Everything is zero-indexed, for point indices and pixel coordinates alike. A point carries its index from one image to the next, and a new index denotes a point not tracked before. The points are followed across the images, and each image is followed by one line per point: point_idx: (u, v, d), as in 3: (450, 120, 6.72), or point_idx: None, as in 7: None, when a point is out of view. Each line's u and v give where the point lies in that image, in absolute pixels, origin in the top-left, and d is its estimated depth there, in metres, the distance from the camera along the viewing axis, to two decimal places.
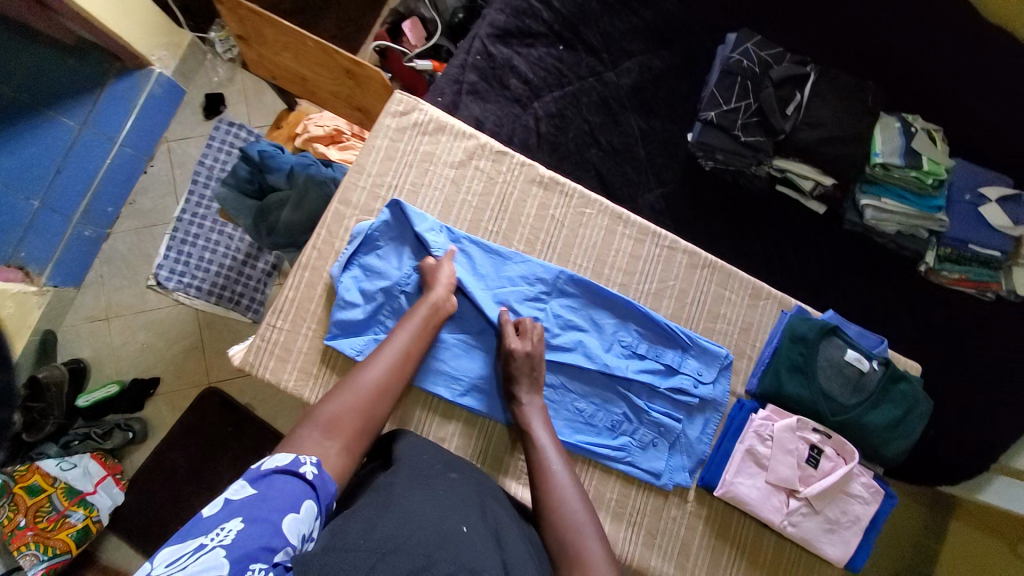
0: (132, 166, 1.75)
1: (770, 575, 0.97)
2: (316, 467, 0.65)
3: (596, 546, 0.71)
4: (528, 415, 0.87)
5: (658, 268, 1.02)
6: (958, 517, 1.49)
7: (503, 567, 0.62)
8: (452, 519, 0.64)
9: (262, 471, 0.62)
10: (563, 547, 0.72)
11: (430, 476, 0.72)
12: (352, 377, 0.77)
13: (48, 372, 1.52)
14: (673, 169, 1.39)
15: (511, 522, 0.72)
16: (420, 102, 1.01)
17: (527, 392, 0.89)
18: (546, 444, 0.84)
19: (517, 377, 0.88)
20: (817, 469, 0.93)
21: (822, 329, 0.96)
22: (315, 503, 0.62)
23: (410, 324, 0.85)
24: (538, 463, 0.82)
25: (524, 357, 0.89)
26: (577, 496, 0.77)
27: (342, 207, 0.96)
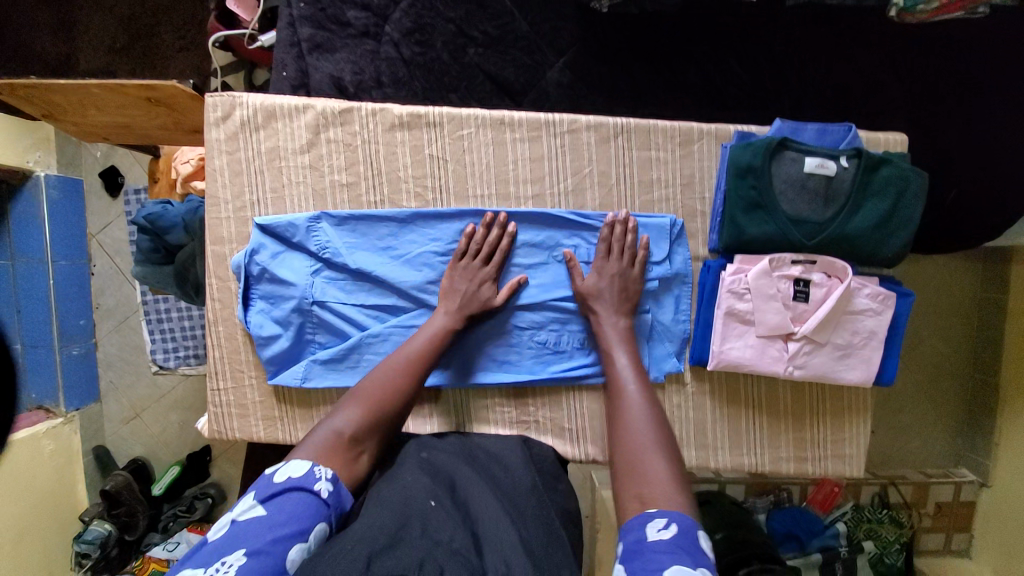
0: (78, 274, 1.74)
1: (797, 418, 0.93)
2: (331, 483, 0.64)
3: (662, 465, 0.66)
4: (607, 337, 0.83)
5: (568, 160, 0.87)
6: (1018, 263, 1.35)
7: (475, 536, 0.62)
8: (420, 496, 0.66)
9: (275, 487, 0.61)
10: (630, 465, 0.67)
11: (404, 460, 0.75)
12: (367, 380, 0.77)
13: (113, 481, 1.62)
14: (568, 27, 1.15)
15: (485, 483, 0.73)
16: (237, 95, 0.87)
17: (610, 312, 0.84)
18: (626, 365, 0.79)
19: (598, 299, 0.84)
20: (810, 301, 0.84)
21: (770, 147, 0.80)
22: (328, 525, 0.61)
23: (433, 330, 0.82)
24: (614, 383, 0.79)
25: (612, 280, 0.84)
26: (651, 417, 0.73)
27: (218, 247, 0.89)
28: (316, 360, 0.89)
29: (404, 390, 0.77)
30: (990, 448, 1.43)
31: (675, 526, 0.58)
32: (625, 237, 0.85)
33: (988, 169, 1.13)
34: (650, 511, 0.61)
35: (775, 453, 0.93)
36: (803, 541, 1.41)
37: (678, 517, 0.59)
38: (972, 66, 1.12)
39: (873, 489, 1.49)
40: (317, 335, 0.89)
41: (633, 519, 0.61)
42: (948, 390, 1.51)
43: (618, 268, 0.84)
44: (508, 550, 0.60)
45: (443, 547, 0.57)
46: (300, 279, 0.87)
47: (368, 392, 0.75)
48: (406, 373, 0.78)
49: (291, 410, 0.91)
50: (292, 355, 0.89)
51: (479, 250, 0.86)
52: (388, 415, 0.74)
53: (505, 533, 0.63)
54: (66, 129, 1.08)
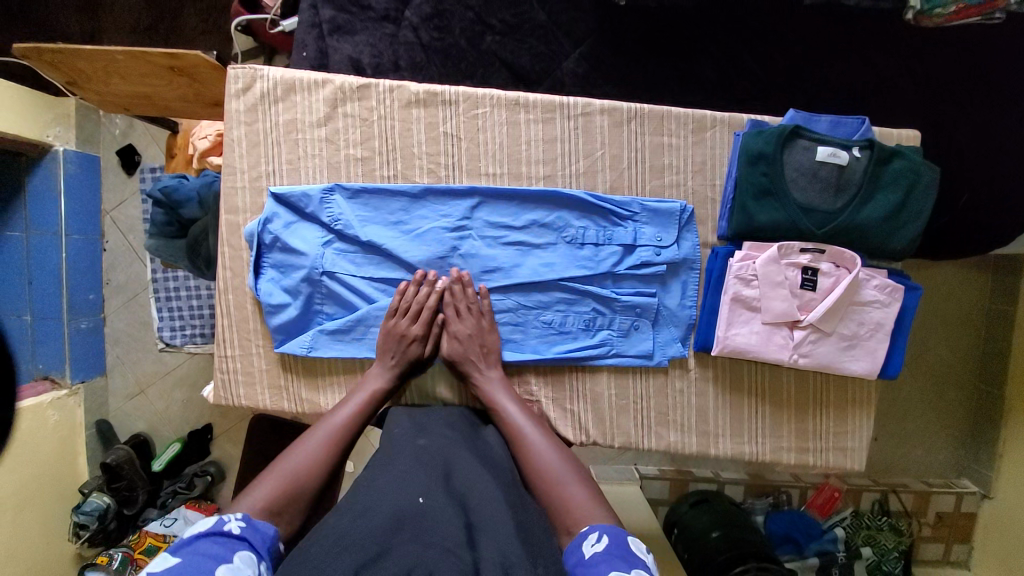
0: (90, 249, 1.76)
1: (800, 408, 0.93)
2: (243, 520, 0.65)
3: (581, 492, 0.73)
4: (491, 396, 0.84)
5: (580, 143, 0.88)
6: None
7: (469, 527, 0.62)
8: (410, 492, 0.66)
9: (185, 540, 0.60)
10: (551, 499, 0.73)
11: (397, 450, 0.75)
12: (286, 454, 0.76)
13: (115, 454, 1.64)
14: (586, 16, 1.15)
15: (482, 470, 0.73)
16: (258, 67, 0.89)
17: (483, 368, 0.86)
18: (515, 412, 0.83)
19: (466, 361, 0.86)
20: (817, 290, 0.84)
21: (782, 135, 0.81)
22: (253, 552, 0.62)
23: (356, 397, 0.84)
24: (512, 437, 0.81)
25: (469, 339, 0.86)
26: (555, 451, 0.78)
27: (232, 216, 0.90)
28: (323, 331, 0.90)
29: (326, 457, 0.77)
30: (994, 458, 1.42)
31: (607, 537, 0.65)
32: (467, 292, 0.87)
33: (1000, 172, 1.13)
34: (583, 530, 0.68)
35: (776, 443, 0.93)
36: (802, 545, 1.39)
37: (607, 529, 0.66)
38: (987, 69, 1.13)
39: (873, 495, 1.48)
40: (325, 306, 0.90)
41: (571, 541, 0.67)
42: (952, 398, 1.50)
43: (472, 327, 0.86)
44: (505, 539, 0.60)
45: (433, 547, 0.57)
46: (311, 250, 0.88)
47: (289, 463, 0.75)
48: (327, 442, 0.78)
49: (297, 381, 0.92)
50: (300, 326, 0.90)
51: (408, 309, 0.87)
52: (310, 482, 0.74)
53: (501, 522, 0.63)
54: (88, 98, 1.11)
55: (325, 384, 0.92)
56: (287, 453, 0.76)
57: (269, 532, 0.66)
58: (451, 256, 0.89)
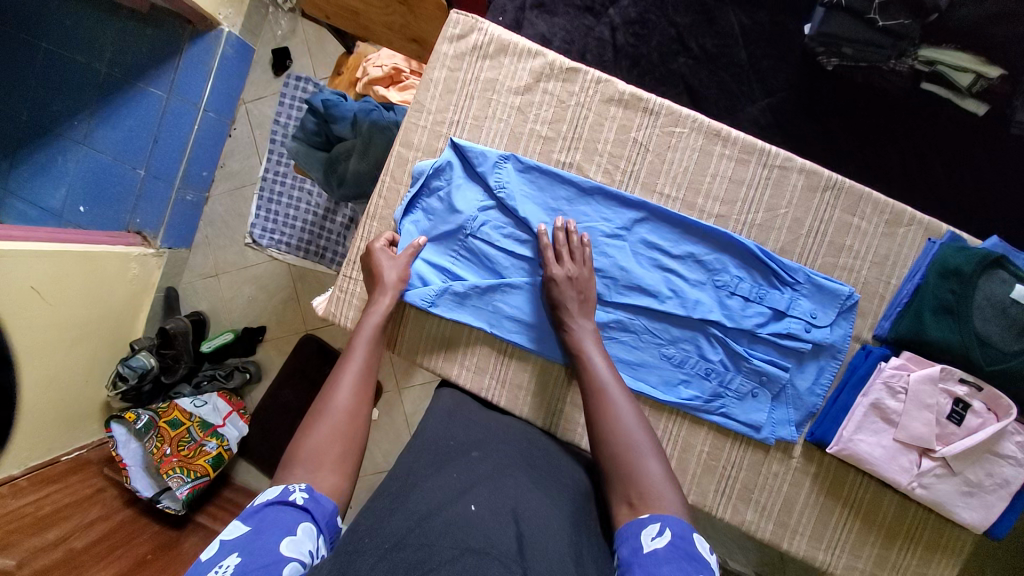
0: (218, 130, 1.82)
1: (889, 536, 0.87)
2: (307, 491, 0.64)
3: (655, 465, 0.68)
4: (579, 340, 0.81)
5: (766, 194, 0.85)
6: None
7: (519, 539, 0.59)
8: (460, 501, 0.64)
9: (253, 507, 0.61)
10: (618, 466, 0.69)
11: (451, 458, 0.74)
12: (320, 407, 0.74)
13: (174, 324, 1.73)
14: (786, 71, 1.12)
15: (537, 491, 0.70)
16: (479, 20, 0.89)
17: (576, 315, 0.82)
18: (602, 366, 0.78)
19: (562, 304, 0.82)
20: (961, 427, 0.78)
21: (986, 258, 0.76)
22: (314, 525, 0.61)
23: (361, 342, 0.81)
24: (590, 386, 0.77)
25: (568, 281, 0.83)
26: (636, 418, 0.73)
27: (404, 150, 0.91)
28: (447, 288, 0.89)
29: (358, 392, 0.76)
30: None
31: (668, 531, 0.60)
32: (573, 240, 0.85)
33: None
34: (642, 517, 0.63)
35: (852, 561, 0.87)
36: None
37: (673, 523, 0.61)
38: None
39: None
40: (458, 263, 0.90)
41: (628, 525, 0.63)
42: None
43: (576, 272, 0.83)
44: (554, 558, 0.58)
45: (475, 553, 0.55)
46: (468, 209, 0.88)
47: (329, 406, 0.73)
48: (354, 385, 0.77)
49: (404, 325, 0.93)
50: (429, 275, 0.90)
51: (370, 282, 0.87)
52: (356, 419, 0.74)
53: (552, 542, 0.60)
54: None
55: (428, 341, 0.93)
56: (324, 400, 0.75)
57: (329, 506, 0.64)
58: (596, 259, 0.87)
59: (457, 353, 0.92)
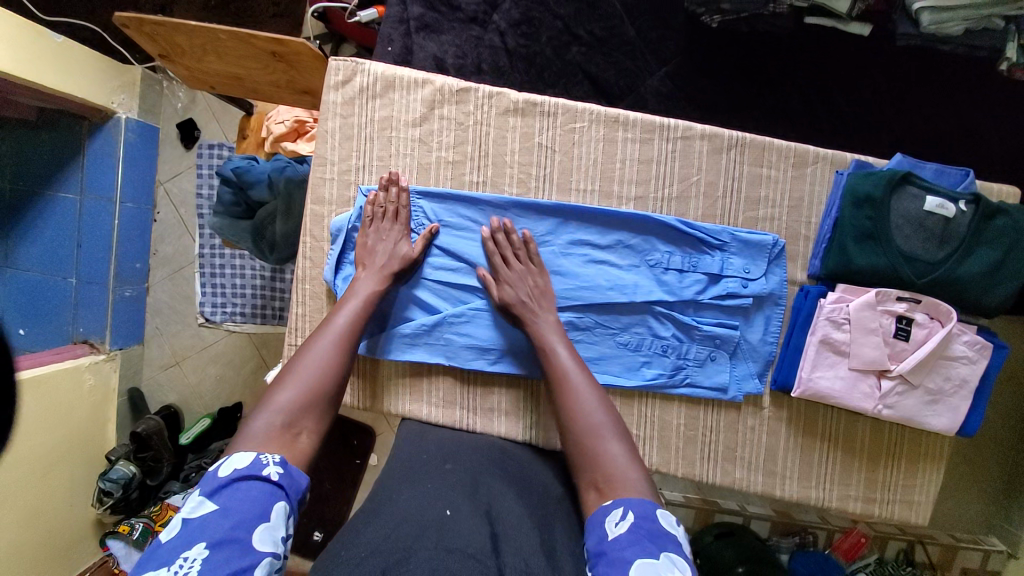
0: (141, 218, 1.76)
1: (872, 458, 0.90)
2: (281, 465, 0.61)
3: (618, 448, 0.70)
4: (543, 332, 0.80)
5: (676, 166, 0.86)
6: None
7: (493, 538, 0.63)
8: (436, 506, 0.67)
9: (221, 481, 0.58)
10: (585, 454, 0.71)
11: (425, 471, 0.76)
12: (295, 367, 0.73)
13: (144, 425, 1.63)
14: (675, 37, 1.15)
15: (511, 494, 0.73)
16: (359, 61, 0.88)
17: (531, 307, 0.83)
18: (566, 358, 0.78)
19: (518, 294, 0.83)
20: (909, 341, 0.81)
21: (891, 179, 0.78)
22: (287, 502, 0.59)
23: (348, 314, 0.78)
24: (555, 374, 0.78)
25: (517, 272, 0.84)
26: (598, 404, 0.74)
27: (317, 206, 0.89)
28: (396, 332, 0.89)
29: (335, 359, 0.74)
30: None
31: (631, 514, 0.60)
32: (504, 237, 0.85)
33: None
34: (607, 505, 0.64)
35: (844, 490, 0.90)
36: None
37: (634, 505, 0.62)
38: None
39: (899, 545, 1.51)
40: (402, 306, 0.89)
41: (594, 512, 0.64)
42: (989, 456, 1.51)
43: (537, 266, 0.85)
44: (527, 550, 0.62)
45: (456, 555, 0.57)
46: None
47: (303, 370, 0.72)
48: (336, 346, 0.75)
49: (364, 381, 0.92)
50: (375, 326, 0.89)
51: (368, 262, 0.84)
52: (327, 394, 0.72)
53: (526, 536, 0.65)
54: (175, 71, 1.10)
55: (389, 389, 0.92)
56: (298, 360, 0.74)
57: (301, 483, 0.62)
58: None
59: (422, 392, 0.92)
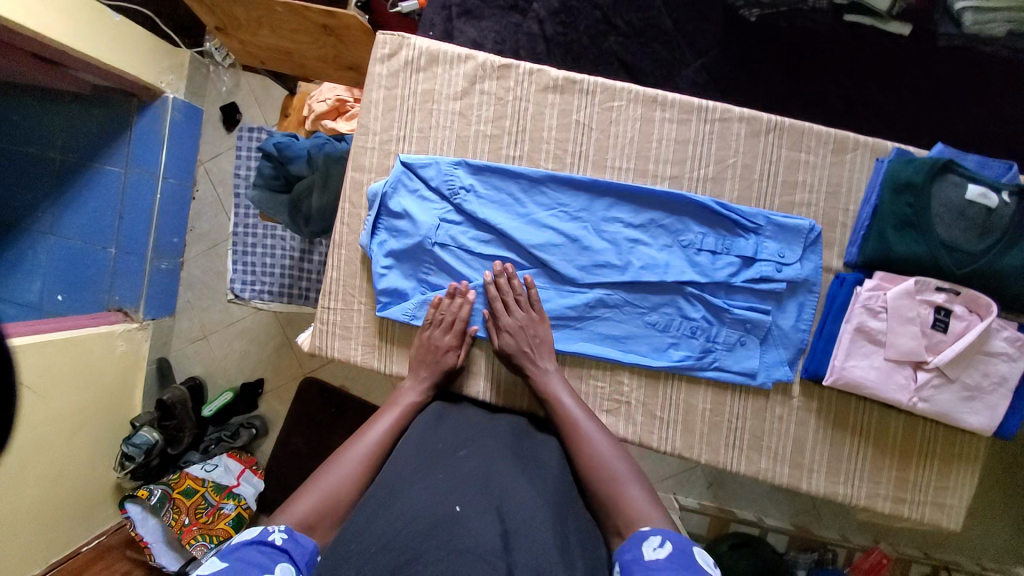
0: (180, 194, 1.83)
1: (903, 456, 0.88)
2: (286, 532, 0.68)
3: (640, 491, 0.73)
4: (547, 384, 0.85)
5: (712, 148, 0.86)
6: None
7: (505, 536, 0.60)
8: (446, 501, 0.64)
9: (233, 546, 0.65)
10: (608, 497, 0.73)
11: (439, 458, 0.75)
12: (319, 473, 0.77)
13: (171, 394, 1.71)
14: (713, 30, 1.15)
15: (527, 483, 0.70)
16: (405, 35, 0.91)
17: (540, 363, 0.86)
18: (572, 406, 0.83)
19: (520, 351, 0.86)
20: (948, 333, 0.79)
21: (933, 165, 0.77)
22: (292, 564, 0.65)
23: (386, 421, 0.85)
24: (568, 425, 0.81)
25: (521, 331, 0.86)
26: (613, 450, 0.78)
27: (357, 174, 0.92)
28: (426, 299, 0.91)
29: (360, 467, 0.78)
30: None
31: (669, 543, 0.64)
32: (512, 287, 0.88)
33: None
34: (642, 531, 0.67)
35: (873, 488, 0.88)
36: None
37: (671, 535, 0.65)
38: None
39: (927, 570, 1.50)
40: (433, 274, 0.91)
41: (628, 540, 0.67)
42: None
43: (525, 318, 0.86)
44: (541, 553, 0.58)
45: (464, 556, 0.55)
46: (428, 220, 0.89)
47: (325, 473, 0.77)
48: (363, 458, 0.80)
49: (392, 345, 0.93)
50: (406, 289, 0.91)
51: (444, 320, 0.88)
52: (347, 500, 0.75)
53: (541, 536, 0.61)
54: (227, 45, 1.15)
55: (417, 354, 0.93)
56: (325, 465, 0.78)
57: (309, 546, 0.69)
58: (564, 245, 0.89)
59: None
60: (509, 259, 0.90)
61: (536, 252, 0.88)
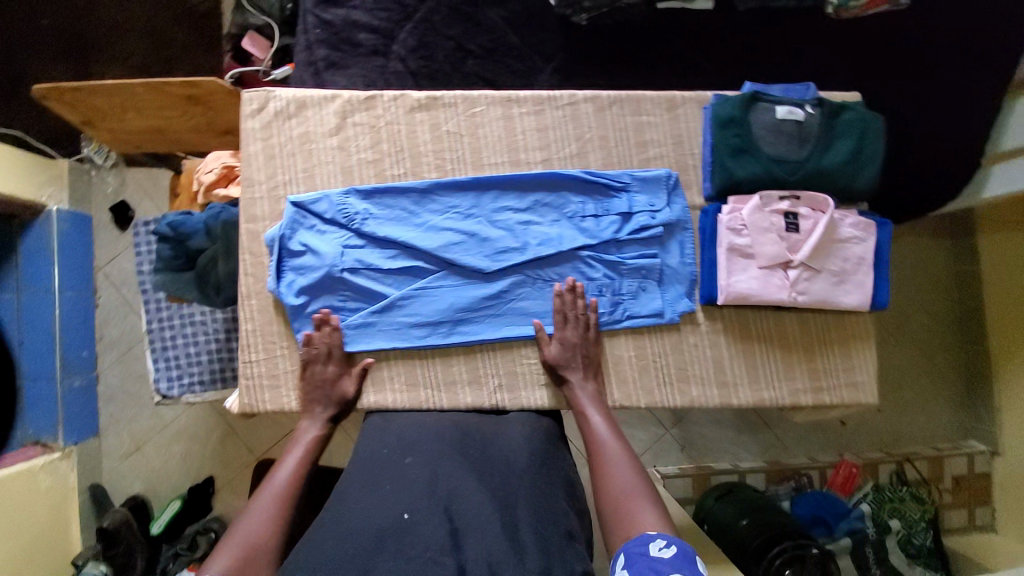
0: (83, 304, 1.72)
1: (808, 350, 0.98)
2: None
3: (649, 506, 0.78)
4: (580, 397, 0.90)
5: (570, 128, 0.98)
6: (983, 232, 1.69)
7: (452, 531, 0.69)
8: (394, 510, 0.72)
9: None
10: (619, 509, 0.78)
11: (384, 466, 0.80)
12: (236, 524, 0.77)
13: (110, 518, 1.52)
14: (554, 38, 1.31)
15: (469, 475, 0.77)
16: (270, 89, 0.97)
17: (581, 382, 0.91)
18: (603, 424, 0.88)
19: (569, 362, 0.91)
20: (802, 232, 0.91)
21: (743, 100, 0.92)
22: None
23: (295, 455, 0.85)
24: (592, 439, 0.87)
25: (575, 343, 0.92)
26: (631, 466, 0.83)
27: (252, 225, 0.94)
28: (348, 325, 0.92)
29: (280, 502, 0.79)
30: (993, 416, 1.70)
31: (673, 547, 0.70)
32: (575, 303, 0.92)
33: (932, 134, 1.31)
34: (650, 533, 0.73)
35: (792, 385, 0.97)
36: (832, 525, 1.56)
37: (675, 540, 0.71)
38: (918, 43, 1.28)
39: (890, 467, 1.70)
40: (349, 301, 0.93)
41: (636, 539, 0.72)
42: (943, 362, 1.79)
43: (577, 336, 0.92)
44: (490, 543, 0.68)
45: (413, 562, 0.65)
46: (330, 250, 0.91)
47: (246, 520, 0.77)
48: (280, 493, 0.80)
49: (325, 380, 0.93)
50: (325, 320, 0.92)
51: (323, 353, 0.90)
52: (273, 534, 0.76)
53: (489, 529, 0.69)
54: (94, 136, 1.15)
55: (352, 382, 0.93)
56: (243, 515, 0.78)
57: None
58: (466, 242, 0.94)
59: (385, 380, 0.94)
60: (419, 268, 0.94)
61: (442, 255, 0.93)
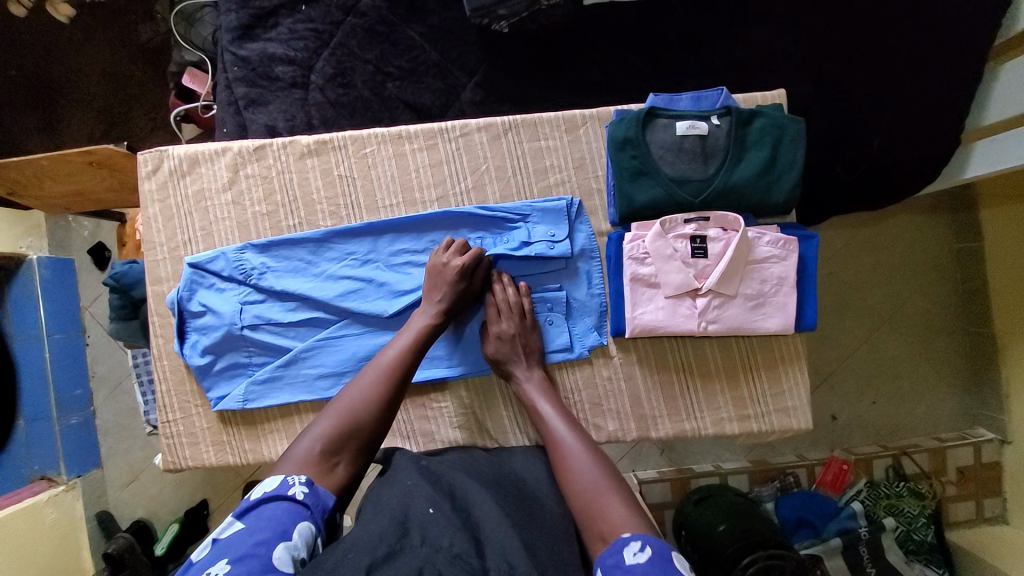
0: (74, 346, 1.66)
1: (731, 377, 0.92)
2: (306, 486, 0.67)
3: (616, 495, 0.70)
4: (529, 391, 0.86)
5: (464, 161, 0.93)
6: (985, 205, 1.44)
7: (476, 539, 0.62)
8: (419, 503, 0.66)
9: (252, 501, 0.63)
10: (582, 502, 0.70)
11: (403, 467, 0.76)
12: (335, 401, 0.77)
13: (114, 544, 1.44)
14: (473, 50, 1.20)
15: (483, 487, 0.73)
16: (164, 148, 0.96)
17: (525, 373, 0.88)
18: (551, 413, 0.83)
19: (506, 355, 0.88)
20: (709, 256, 0.85)
21: (640, 117, 0.85)
22: (312, 522, 0.63)
23: (404, 338, 0.84)
24: (546, 431, 0.81)
25: (511, 337, 0.88)
26: (591, 456, 0.75)
27: (157, 287, 0.96)
28: (255, 380, 0.93)
29: (378, 384, 0.78)
30: (1000, 401, 1.45)
31: (649, 548, 0.61)
32: (508, 296, 0.91)
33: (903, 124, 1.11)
34: (624, 536, 0.63)
35: (715, 414, 0.91)
36: (820, 527, 1.36)
37: (652, 540, 0.62)
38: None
39: (886, 462, 1.44)
40: (255, 355, 0.94)
41: (608, 548, 0.63)
42: (944, 346, 1.54)
43: (514, 327, 0.88)
44: (510, 548, 0.61)
45: (444, 554, 0.58)
46: (229, 308, 0.92)
47: (344, 401, 0.76)
48: (378, 375, 0.79)
49: (237, 434, 0.95)
50: (235, 374, 0.94)
51: (453, 246, 0.89)
52: (362, 421, 0.75)
53: (508, 536, 0.63)
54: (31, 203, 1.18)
55: (267, 435, 0.95)
56: (341, 394, 0.78)
57: (327, 501, 0.67)
58: (364, 289, 0.93)
59: (298, 433, 0.95)
60: (320, 320, 0.94)
61: (341, 304, 0.92)
